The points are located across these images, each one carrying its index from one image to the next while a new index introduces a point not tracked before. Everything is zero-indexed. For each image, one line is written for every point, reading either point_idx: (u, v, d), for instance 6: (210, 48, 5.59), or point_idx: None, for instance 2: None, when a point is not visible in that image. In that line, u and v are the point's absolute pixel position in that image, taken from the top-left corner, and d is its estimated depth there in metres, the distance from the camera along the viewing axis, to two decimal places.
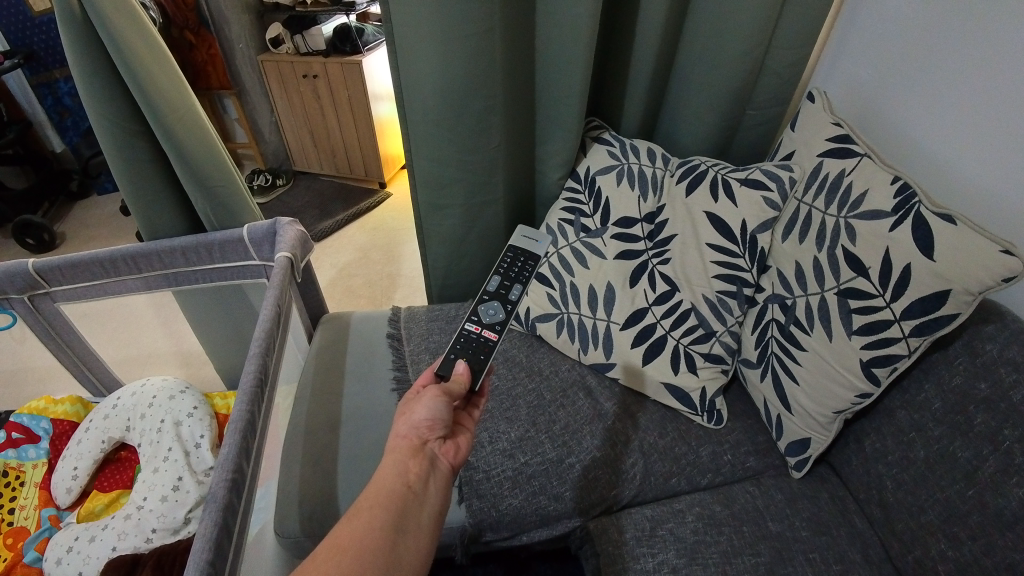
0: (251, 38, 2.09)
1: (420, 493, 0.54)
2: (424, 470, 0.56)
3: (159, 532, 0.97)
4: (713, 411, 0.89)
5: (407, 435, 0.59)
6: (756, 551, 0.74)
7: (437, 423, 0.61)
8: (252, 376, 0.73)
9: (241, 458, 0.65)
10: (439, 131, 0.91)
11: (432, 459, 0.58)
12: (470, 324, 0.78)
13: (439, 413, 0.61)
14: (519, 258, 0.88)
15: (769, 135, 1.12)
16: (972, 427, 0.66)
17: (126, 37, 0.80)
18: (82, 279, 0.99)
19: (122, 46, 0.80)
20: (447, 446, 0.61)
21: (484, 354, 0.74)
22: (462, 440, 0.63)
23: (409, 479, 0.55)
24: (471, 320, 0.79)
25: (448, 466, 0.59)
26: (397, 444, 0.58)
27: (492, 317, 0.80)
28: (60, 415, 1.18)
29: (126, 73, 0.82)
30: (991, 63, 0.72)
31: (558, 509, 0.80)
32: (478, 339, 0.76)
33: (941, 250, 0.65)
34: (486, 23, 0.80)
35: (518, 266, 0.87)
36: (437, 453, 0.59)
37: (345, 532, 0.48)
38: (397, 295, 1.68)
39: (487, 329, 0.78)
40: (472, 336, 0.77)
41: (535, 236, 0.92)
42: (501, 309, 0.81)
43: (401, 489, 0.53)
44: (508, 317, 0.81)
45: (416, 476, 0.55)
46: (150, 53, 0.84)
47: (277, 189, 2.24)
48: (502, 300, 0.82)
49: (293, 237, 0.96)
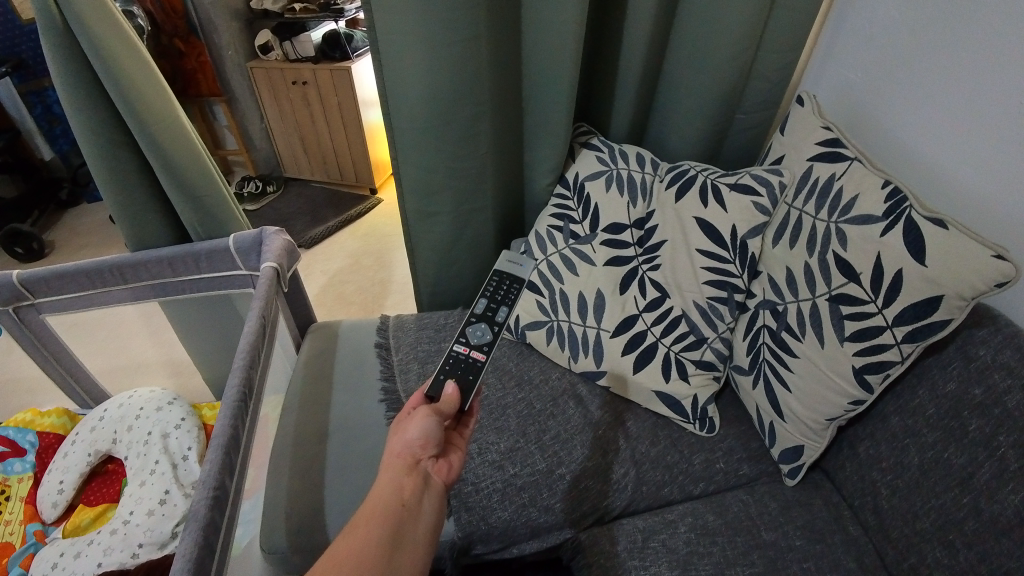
0: (241, 45, 2.09)
1: (414, 512, 0.53)
2: (419, 488, 0.55)
3: (146, 547, 0.95)
4: (705, 419, 0.88)
5: (401, 453, 0.57)
6: (749, 560, 0.73)
7: (430, 441, 0.59)
8: (236, 390, 0.72)
9: (223, 473, 0.63)
10: (425, 138, 0.90)
11: (426, 477, 0.57)
12: (458, 346, 0.77)
13: (433, 431, 0.60)
14: (504, 280, 0.86)
15: (759, 138, 1.11)
16: (966, 432, 0.65)
17: (113, 52, 0.80)
18: (68, 291, 0.98)
19: (107, 59, 0.79)
20: (440, 464, 0.60)
21: (472, 374, 0.73)
22: (455, 458, 0.62)
23: (403, 496, 0.53)
24: (459, 342, 0.78)
25: (442, 484, 0.58)
26: (390, 462, 0.57)
27: (480, 338, 0.78)
28: (47, 427, 1.16)
29: (110, 85, 0.81)
30: (986, 68, 0.71)
31: (549, 520, 0.78)
32: (465, 358, 0.75)
33: (932, 255, 0.64)
34: (471, 30, 0.79)
35: (505, 288, 0.86)
36: (430, 471, 0.58)
37: (341, 550, 0.47)
38: (388, 302, 1.66)
39: (474, 349, 0.77)
40: (460, 357, 0.75)
41: (519, 260, 0.91)
42: (488, 329, 0.79)
43: (396, 507, 0.52)
44: (496, 337, 0.79)
45: (410, 493, 0.54)
46: (137, 67, 0.84)
47: (267, 196, 2.22)
48: (489, 322, 0.81)
49: (280, 247, 0.95)
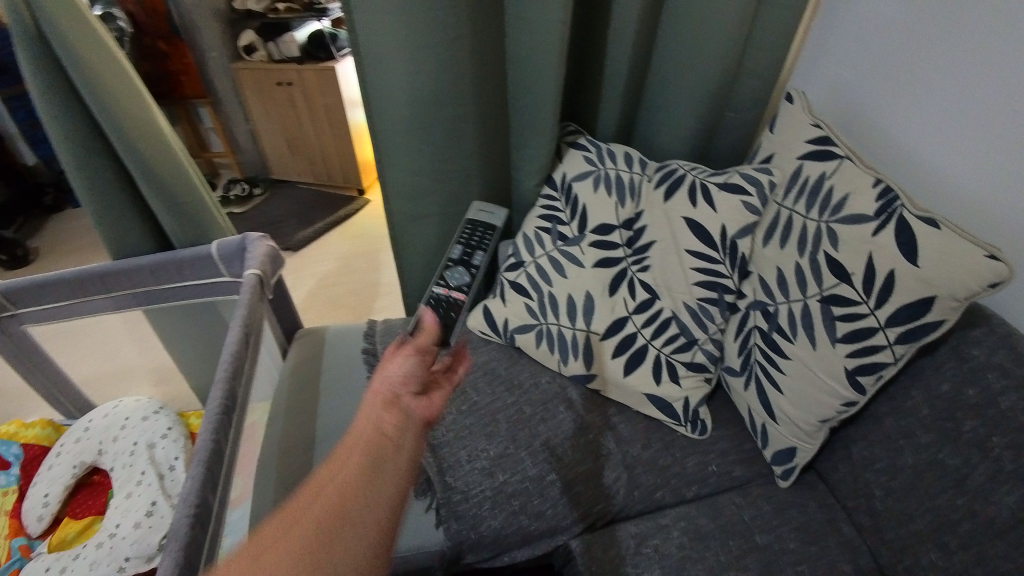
0: (225, 46, 2.06)
1: (396, 443, 0.50)
2: (401, 421, 0.53)
3: (132, 561, 0.93)
4: (697, 421, 0.88)
5: (383, 389, 0.56)
6: (744, 565, 0.72)
7: (411, 379, 0.59)
8: (218, 402, 0.70)
9: (206, 489, 0.62)
10: (410, 142, 0.88)
11: (409, 412, 0.55)
12: (439, 288, 0.92)
13: (413, 368, 0.59)
14: (477, 229, 0.98)
15: (748, 136, 1.10)
16: (960, 434, 0.65)
17: (96, 72, 0.79)
18: (47, 301, 0.95)
19: (89, 78, 0.78)
20: (423, 402, 0.58)
21: (454, 312, 0.90)
22: (439, 396, 0.60)
23: (384, 426, 0.51)
24: (440, 283, 0.93)
25: (425, 420, 0.56)
26: (373, 396, 0.55)
27: (458, 281, 0.92)
28: (31, 439, 1.14)
29: (93, 104, 0.80)
30: (980, 65, 0.69)
31: (540, 527, 0.77)
32: (446, 299, 0.91)
33: (926, 255, 0.63)
34: (454, 30, 0.78)
35: (478, 235, 0.97)
36: (413, 407, 0.56)
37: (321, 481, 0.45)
38: (377, 305, 1.64)
39: (453, 291, 0.92)
40: (441, 298, 0.91)
41: (491, 210, 1.00)
42: (465, 273, 0.93)
43: (377, 437, 0.50)
44: (472, 280, 0.93)
45: (393, 426, 0.52)
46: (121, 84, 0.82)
47: (255, 198, 2.20)
48: (466, 265, 0.94)
49: (263, 253, 0.93)
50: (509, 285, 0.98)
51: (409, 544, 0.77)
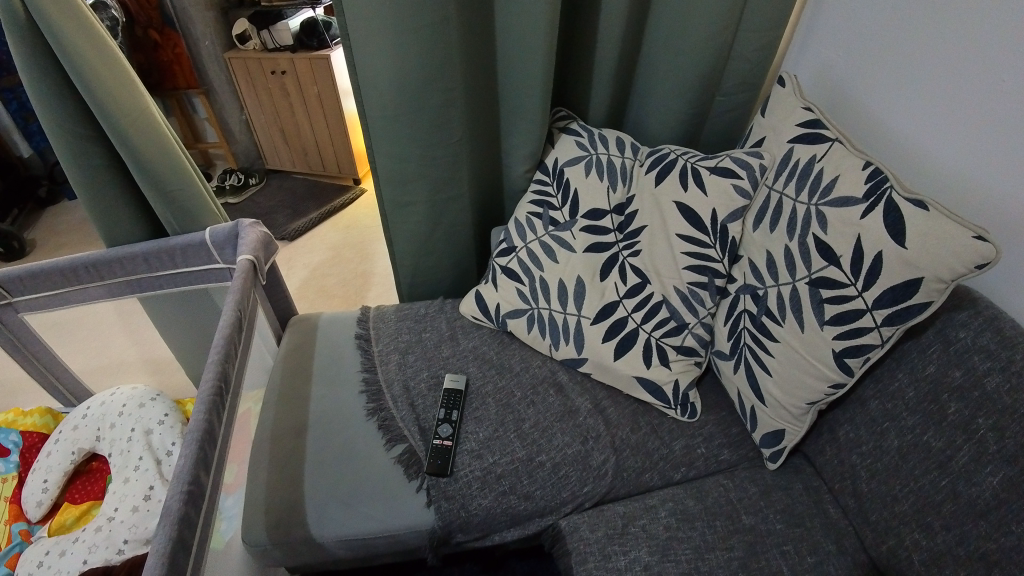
0: (218, 35, 2.04)
1: None
2: None
3: (130, 543, 0.93)
4: (686, 404, 0.88)
5: None
6: (729, 545, 0.73)
7: None
8: (211, 383, 0.70)
9: (198, 468, 0.62)
10: (401, 127, 0.88)
11: None
12: (453, 382, 0.91)
13: None
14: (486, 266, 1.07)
15: (739, 120, 1.10)
16: (945, 416, 0.65)
17: (95, 70, 0.79)
18: (43, 289, 0.95)
19: (72, 53, 0.76)
20: None
21: (456, 410, 0.87)
22: None
23: None
24: (451, 386, 0.91)
25: None
26: None
27: (456, 385, 0.91)
28: (29, 427, 1.14)
29: (91, 101, 0.81)
30: (962, 51, 0.70)
31: (530, 508, 0.79)
32: (451, 396, 0.89)
33: (912, 236, 0.63)
34: (442, 14, 0.77)
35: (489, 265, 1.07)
36: None
37: None
38: (370, 293, 1.65)
39: (452, 394, 0.89)
40: (449, 395, 0.89)
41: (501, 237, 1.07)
42: (460, 385, 0.91)
43: None
44: (465, 388, 0.91)
45: None
46: (120, 83, 0.83)
47: (249, 189, 2.20)
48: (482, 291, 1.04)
49: (256, 239, 0.93)
50: (501, 271, 0.99)
51: (401, 522, 0.77)
